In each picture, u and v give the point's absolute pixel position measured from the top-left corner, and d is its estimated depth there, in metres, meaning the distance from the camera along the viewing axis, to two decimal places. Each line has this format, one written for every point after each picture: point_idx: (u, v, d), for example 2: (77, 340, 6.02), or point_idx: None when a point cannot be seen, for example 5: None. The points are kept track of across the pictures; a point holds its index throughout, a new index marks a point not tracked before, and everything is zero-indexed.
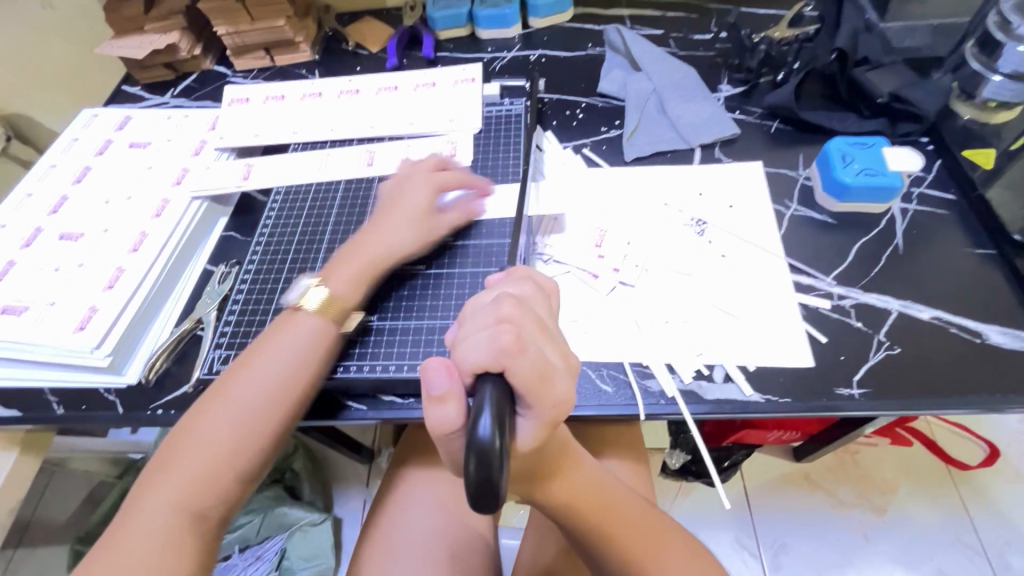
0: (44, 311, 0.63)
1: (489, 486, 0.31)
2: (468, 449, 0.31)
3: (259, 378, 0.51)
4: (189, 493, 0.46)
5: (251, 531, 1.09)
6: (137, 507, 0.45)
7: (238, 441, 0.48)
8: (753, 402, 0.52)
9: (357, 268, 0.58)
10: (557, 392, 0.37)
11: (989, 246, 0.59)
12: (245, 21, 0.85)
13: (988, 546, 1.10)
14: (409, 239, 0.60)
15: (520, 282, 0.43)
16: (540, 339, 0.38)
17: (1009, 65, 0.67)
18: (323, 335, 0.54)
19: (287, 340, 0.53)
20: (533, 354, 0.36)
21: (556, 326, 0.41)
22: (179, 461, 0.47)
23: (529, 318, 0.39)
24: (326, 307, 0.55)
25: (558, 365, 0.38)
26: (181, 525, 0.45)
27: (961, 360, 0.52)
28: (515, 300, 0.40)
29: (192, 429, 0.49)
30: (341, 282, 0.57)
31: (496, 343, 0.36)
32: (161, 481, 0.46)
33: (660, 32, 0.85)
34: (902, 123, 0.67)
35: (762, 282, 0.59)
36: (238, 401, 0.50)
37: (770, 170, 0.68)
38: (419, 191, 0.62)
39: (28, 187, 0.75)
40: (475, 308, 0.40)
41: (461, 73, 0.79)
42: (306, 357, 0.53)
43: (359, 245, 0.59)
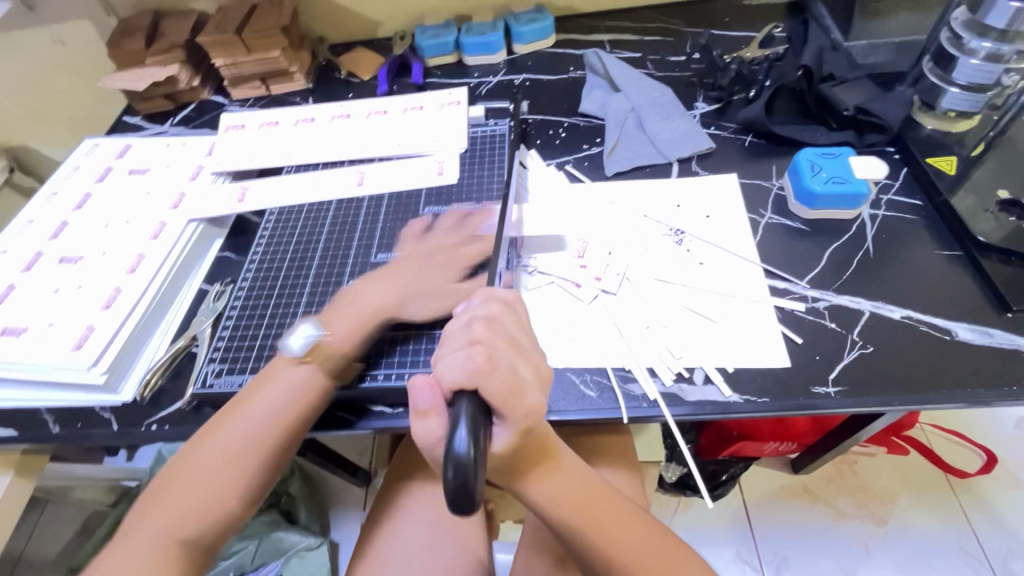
0: (43, 331, 0.65)
1: (467, 492, 0.32)
2: (446, 460, 0.32)
3: (253, 419, 0.54)
4: (177, 525, 0.49)
5: (246, 558, 1.07)
6: (131, 533, 0.49)
7: (226, 476, 0.52)
8: (732, 403, 0.54)
9: (356, 319, 0.60)
10: (527, 403, 0.39)
11: (957, 248, 0.62)
12: (241, 53, 0.89)
13: (991, 555, 1.09)
14: (425, 289, 0.62)
15: (487, 302, 0.43)
16: (514, 357, 0.40)
17: (963, 77, 0.68)
18: (315, 381, 0.56)
19: (280, 380, 0.56)
20: (505, 372, 0.38)
21: (529, 342, 0.43)
22: (174, 492, 0.51)
23: (500, 337, 0.40)
24: (320, 359, 0.57)
25: (529, 381, 0.40)
26: (168, 556, 0.48)
27: (932, 357, 0.54)
28: (487, 320, 0.41)
29: (188, 463, 0.52)
30: (342, 332, 0.59)
31: (470, 363, 0.37)
32: (153, 513, 0.50)
33: (638, 55, 0.89)
34: (869, 133, 0.71)
35: (739, 288, 0.61)
36: (228, 438, 0.53)
37: (745, 181, 0.71)
38: (447, 237, 0.66)
39: (31, 214, 0.78)
40: (452, 330, 0.41)
41: (448, 96, 0.82)
42: (296, 397, 0.55)
43: (358, 294, 0.63)
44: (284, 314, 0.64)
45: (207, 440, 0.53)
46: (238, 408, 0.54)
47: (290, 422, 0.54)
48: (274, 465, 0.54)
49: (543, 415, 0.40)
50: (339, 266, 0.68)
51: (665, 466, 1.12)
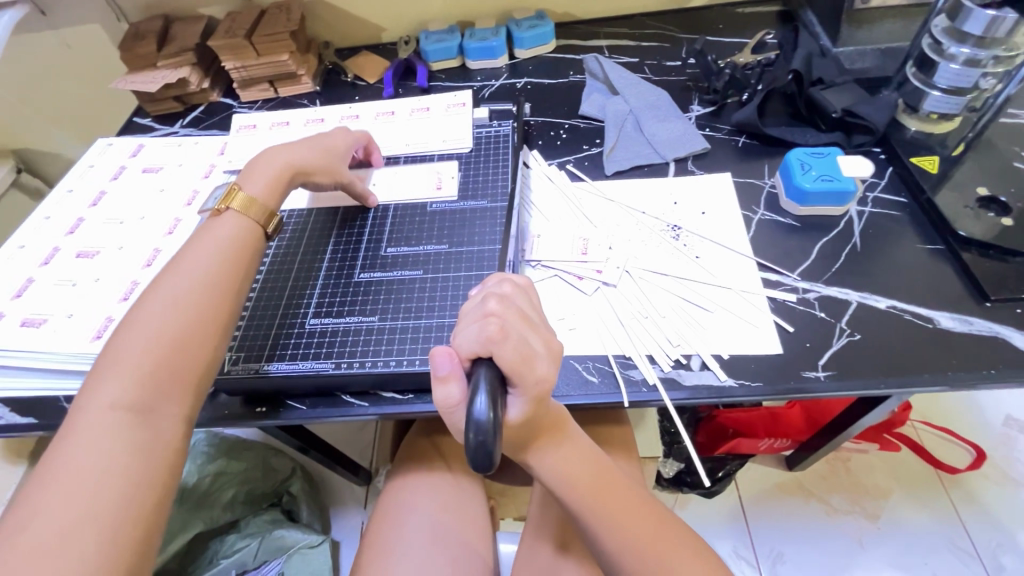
0: (62, 322, 0.67)
1: (486, 453, 0.35)
2: (468, 424, 0.35)
3: (183, 278, 0.53)
4: (139, 383, 0.46)
5: (248, 555, 1.05)
6: (82, 408, 0.45)
7: (180, 330, 0.50)
8: (727, 387, 0.56)
9: (274, 176, 0.63)
10: (539, 372, 0.41)
11: (939, 242, 0.65)
12: (251, 56, 0.92)
13: (980, 548, 1.12)
14: (308, 153, 0.67)
15: (501, 282, 0.45)
16: (525, 329, 0.42)
17: (944, 81, 0.72)
18: (248, 228, 0.60)
19: (209, 238, 0.57)
20: (515, 341, 0.40)
21: (539, 316, 0.44)
22: (121, 362, 0.47)
23: (512, 311, 0.42)
24: (246, 206, 0.60)
25: (541, 352, 0.42)
26: (141, 415, 0.45)
27: (916, 344, 0.57)
28: (499, 296, 0.43)
29: (123, 336, 0.49)
30: (260, 186, 0.62)
31: (484, 334, 0.40)
32: (105, 382, 0.46)
33: (636, 60, 0.93)
34: (856, 134, 0.74)
35: (734, 280, 0.64)
36: (168, 299, 0.51)
37: (739, 180, 0.74)
38: (333, 132, 0.72)
39: (47, 211, 0.80)
40: (468, 308, 0.44)
41: (453, 99, 0.85)
42: (233, 245, 0.58)
43: (264, 158, 0.65)
44: (296, 306, 0.66)
45: (144, 305, 0.51)
46: (169, 275, 0.54)
47: (230, 274, 0.56)
48: (225, 318, 0.54)
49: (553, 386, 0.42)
50: (349, 258, 0.70)
51: (664, 462, 1.15)
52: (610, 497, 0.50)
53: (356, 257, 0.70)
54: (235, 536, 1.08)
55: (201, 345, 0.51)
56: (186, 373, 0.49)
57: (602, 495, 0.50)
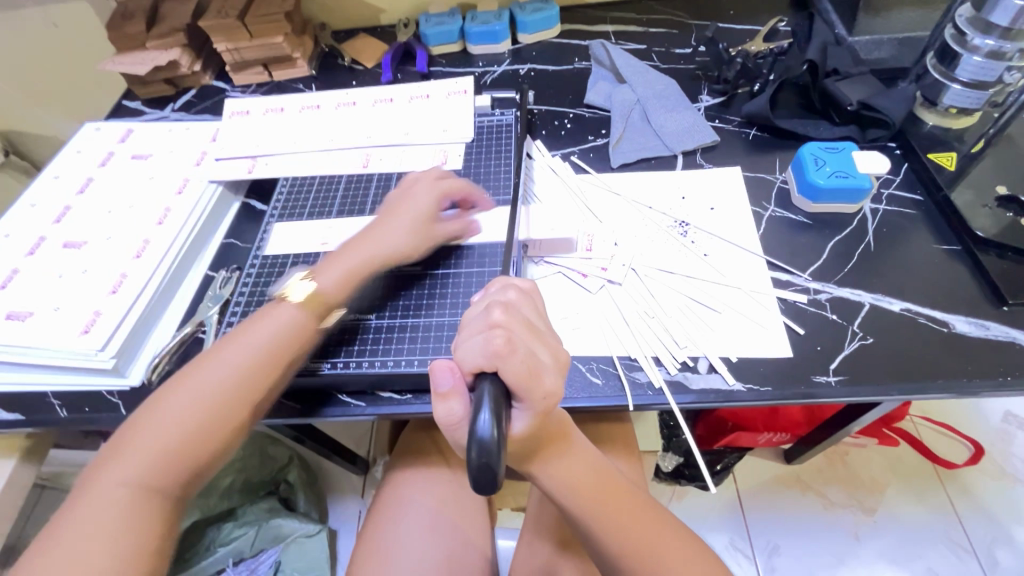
0: (49, 316, 0.65)
1: (490, 472, 0.33)
2: (470, 440, 0.33)
3: (224, 361, 0.53)
4: (147, 471, 0.47)
5: (246, 544, 1.06)
6: (93, 484, 0.46)
7: (203, 420, 0.50)
8: (736, 391, 0.55)
9: (348, 268, 0.60)
10: (546, 385, 0.39)
11: (955, 242, 0.63)
12: (244, 38, 0.88)
13: (975, 543, 1.13)
14: (397, 244, 0.62)
15: (504, 290, 0.45)
16: (531, 340, 0.41)
17: (966, 74, 0.69)
18: (302, 324, 0.57)
19: (264, 323, 0.56)
20: (523, 354, 0.39)
21: (543, 326, 0.44)
22: (137, 441, 0.48)
23: (517, 321, 0.41)
24: (310, 301, 0.58)
25: (548, 363, 0.40)
26: (139, 503, 0.46)
27: (930, 349, 0.55)
28: (504, 305, 0.42)
29: (156, 411, 0.50)
30: (332, 280, 0.59)
31: (489, 347, 0.38)
32: (119, 459, 0.47)
33: (644, 47, 0.89)
34: (871, 129, 0.72)
35: (743, 279, 0.62)
36: (204, 382, 0.51)
37: (749, 174, 0.72)
38: (420, 198, 0.64)
39: (33, 198, 0.77)
40: (470, 318, 0.43)
41: (454, 85, 0.82)
42: (280, 337, 0.55)
43: (356, 245, 0.62)
44: None
45: (180, 385, 0.51)
46: (212, 355, 0.53)
47: (264, 367, 0.54)
48: (252, 411, 0.53)
49: (560, 398, 0.41)
50: None
51: (663, 456, 1.14)
52: (614, 503, 0.49)
53: None
54: (230, 523, 1.07)
55: (214, 437, 0.50)
56: (191, 465, 0.49)
57: (607, 503, 0.48)
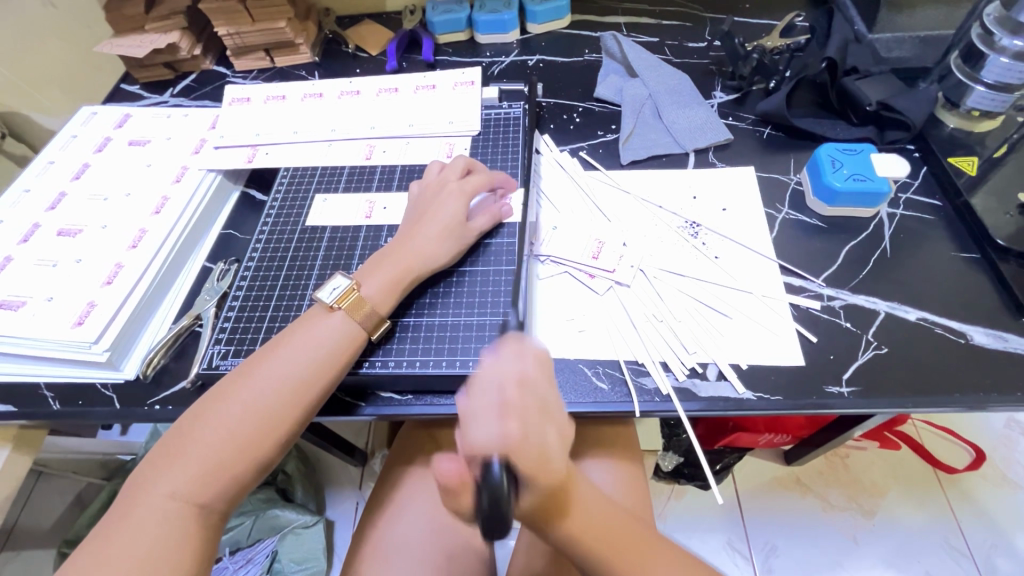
0: (42, 306, 0.63)
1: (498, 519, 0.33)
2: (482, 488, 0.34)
3: (277, 373, 0.51)
4: (195, 486, 0.46)
5: (242, 534, 1.08)
6: (141, 494, 0.45)
7: (248, 439, 0.48)
8: (745, 400, 0.53)
9: (390, 274, 0.57)
10: (554, 469, 0.39)
11: (974, 250, 0.61)
12: (245, 22, 0.86)
13: (974, 549, 1.12)
14: (441, 249, 0.60)
15: (520, 356, 0.43)
16: (542, 418, 0.40)
17: (992, 75, 0.67)
18: (349, 336, 0.54)
19: (309, 336, 0.53)
20: (535, 442, 0.37)
21: (555, 400, 0.43)
22: (187, 451, 0.47)
23: (531, 399, 0.40)
24: (358, 308, 0.55)
25: (556, 443, 0.40)
26: (186, 521, 0.45)
27: (947, 360, 0.54)
28: (517, 380, 0.41)
29: (206, 420, 0.49)
30: (376, 287, 0.57)
31: (502, 432, 0.36)
32: (167, 470, 0.46)
33: (656, 39, 0.87)
34: (890, 130, 0.69)
35: (755, 283, 0.61)
36: (253, 399, 0.49)
37: (763, 175, 0.70)
38: (454, 200, 0.62)
39: (27, 183, 0.75)
40: (483, 380, 0.41)
41: (460, 76, 0.79)
42: (329, 352, 0.53)
43: (393, 251, 0.59)
44: (291, 296, 0.63)
45: (229, 396, 0.50)
46: (264, 364, 0.51)
47: (316, 381, 0.51)
48: (296, 430, 0.51)
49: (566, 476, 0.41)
50: (349, 246, 0.67)
51: (662, 455, 1.13)
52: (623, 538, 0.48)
53: (356, 245, 0.67)
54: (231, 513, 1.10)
55: (263, 453, 0.49)
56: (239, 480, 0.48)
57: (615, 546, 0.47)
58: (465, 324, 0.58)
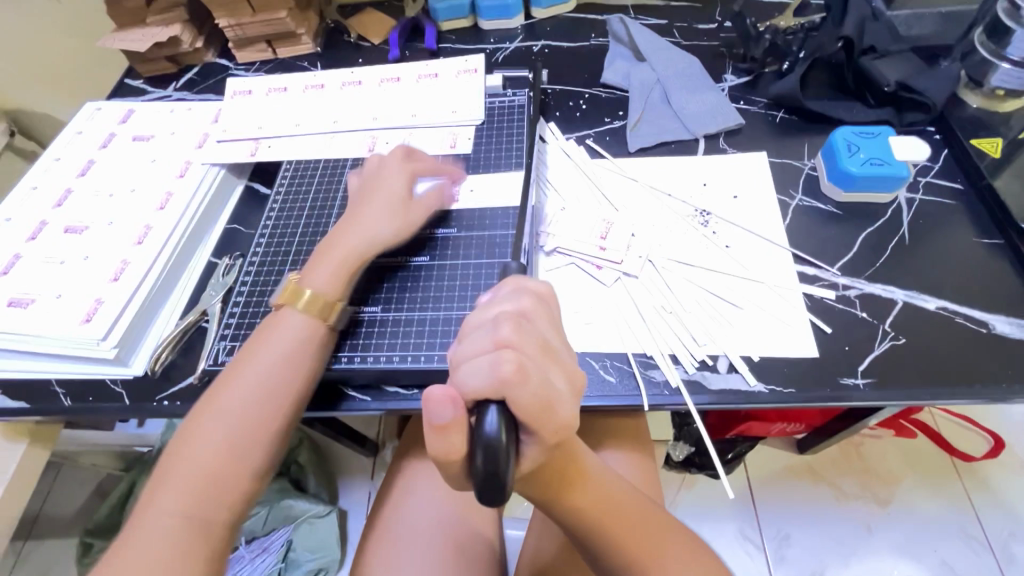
0: (50, 303, 0.63)
1: (493, 483, 0.32)
2: (477, 444, 0.33)
3: (251, 377, 0.51)
4: (192, 499, 0.45)
5: (257, 524, 1.09)
6: (141, 518, 0.44)
7: (234, 443, 0.48)
8: (757, 393, 0.52)
9: (337, 261, 0.57)
10: (560, 418, 0.36)
11: (997, 235, 0.59)
12: (246, 13, 0.84)
13: (991, 537, 1.10)
14: (384, 231, 0.59)
15: (516, 296, 0.40)
16: (544, 362, 0.37)
17: (1018, 52, 0.66)
18: (309, 330, 0.54)
19: (272, 341, 0.53)
20: (536, 385, 0.35)
21: (561, 342, 0.40)
22: (177, 470, 0.46)
23: (531, 341, 0.37)
24: (309, 302, 0.54)
25: (563, 390, 0.37)
26: (190, 533, 0.44)
27: (968, 350, 0.52)
28: (514, 321, 0.38)
29: (187, 440, 0.48)
30: (325, 278, 0.56)
31: (496, 372, 0.35)
32: (161, 492, 0.45)
33: (664, 22, 0.84)
34: (908, 112, 0.67)
35: (768, 271, 0.59)
36: (206, 432, 0.48)
37: (776, 160, 0.68)
38: (392, 180, 0.61)
39: (34, 180, 0.76)
40: (475, 327, 0.39)
41: (463, 64, 0.78)
42: (296, 354, 0.53)
43: (333, 241, 0.58)
44: None
45: (205, 412, 0.49)
46: (236, 375, 0.51)
47: (291, 378, 0.52)
48: (282, 427, 0.51)
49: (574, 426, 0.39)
50: None
51: (673, 445, 1.11)
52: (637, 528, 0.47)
53: None
54: None
55: (253, 456, 0.48)
56: (238, 485, 0.47)
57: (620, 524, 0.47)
58: (468, 317, 0.58)
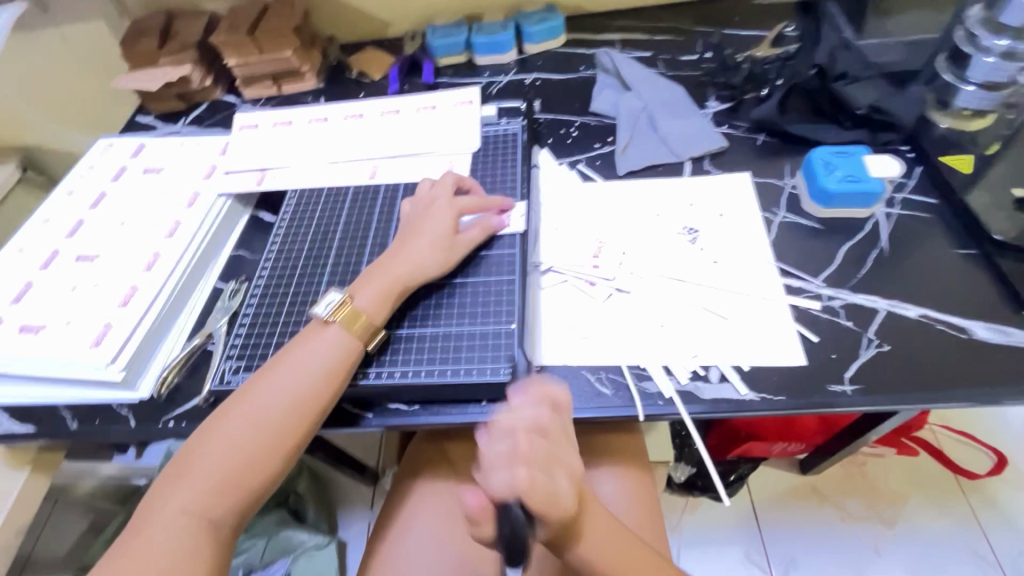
0: (61, 329, 0.65)
1: (514, 560, 0.39)
2: (500, 524, 0.39)
3: (279, 387, 0.53)
4: (205, 500, 0.47)
5: (255, 557, 1.07)
6: (157, 509, 0.47)
7: (253, 453, 0.50)
8: (748, 401, 0.54)
9: (383, 285, 0.59)
10: (564, 508, 0.43)
11: (972, 246, 0.62)
12: (254, 53, 0.89)
13: (1001, 556, 1.09)
14: (432, 261, 0.61)
15: (537, 406, 0.45)
16: (554, 468, 0.43)
17: (980, 75, 0.70)
18: (344, 349, 0.55)
19: (305, 352, 0.55)
20: (546, 491, 0.41)
21: (569, 445, 0.46)
22: (196, 468, 0.49)
23: (545, 448, 0.43)
24: (351, 321, 0.57)
25: (568, 489, 0.43)
26: (196, 532, 0.46)
27: (949, 356, 0.54)
28: (535, 428, 0.44)
29: (213, 437, 0.50)
30: (370, 298, 0.58)
31: (517, 482, 0.40)
32: (179, 486, 0.48)
33: (649, 54, 0.89)
34: (882, 132, 0.71)
35: (755, 285, 0.61)
36: (229, 435, 0.50)
37: (759, 180, 0.71)
38: (443, 215, 0.64)
39: (47, 213, 0.79)
40: (499, 428, 0.44)
41: (460, 95, 0.82)
42: (324, 371, 0.54)
43: (386, 264, 0.61)
44: (299, 313, 0.65)
45: (232, 413, 0.51)
46: (267, 380, 0.53)
47: (315, 393, 0.53)
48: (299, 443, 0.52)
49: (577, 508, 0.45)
50: (354, 263, 0.69)
51: (674, 466, 1.11)
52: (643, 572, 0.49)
53: (361, 261, 0.69)
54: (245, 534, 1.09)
55: (268, 467, 0.50)
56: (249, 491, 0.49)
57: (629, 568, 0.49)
58: (468, 333, 0.59)
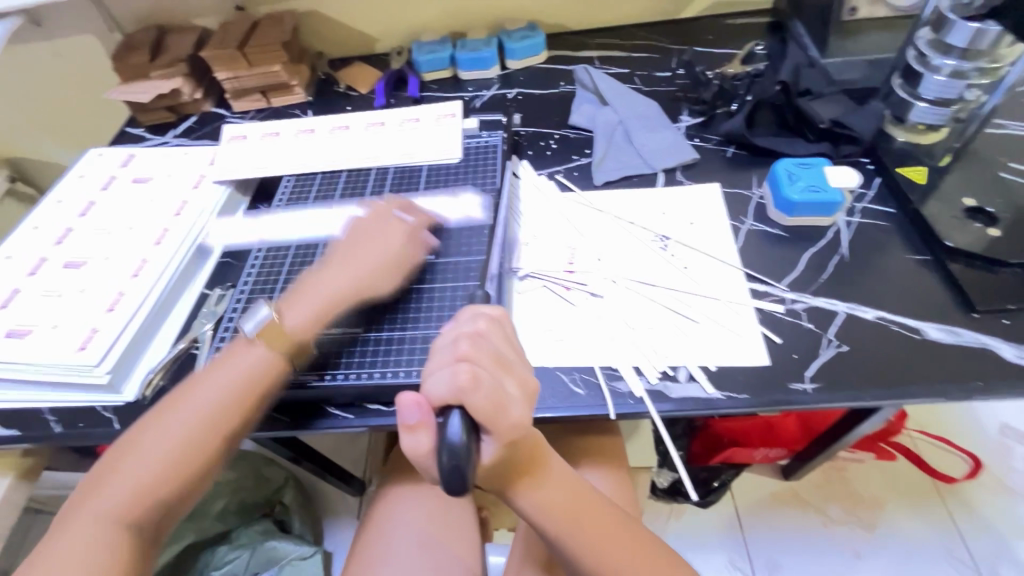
0: (47, 333, 0.66)
1: (458, 473, 0.38)
2: (440, 447, 0.38)
3: (217, 388, 0.55)
4: (137, 490, 0.49)
5: (238, 567, 1.03)
6: (94, 498, 0.49)
7: (191, 446, 0.52)
8: (715, 399, 0.56)
9: (323, 299, 0.61)
10: (513, 418, 0.42)
11: (926, 252, 0.65)
12: (244, 67, 0.92)
13: (977, 558, 1.11)
14: (377, 276, 0.63)
15: (474, 318, 0.46)
16: (497, 372, 0.43)
17: (930, 92, 0.74)
18: (279, 354, 0.57)
19: (241, 357, 0.57)
20: (488, 390, 0.41)
21: (517, 356, 0.45)
22: (133, 460, 0.51)
23: (485, 353, 0.43)
24: (276, 333, 0.58)
25: (515, 395, 0.43)
26: (122, 522, 0.48)
27: (904, 355, 0.57)
28: (470, 337, 0.44)
29: (151, 432, 0.53)
30: (301, 314, 0.60)
31: (454, 381, 0.40)
32: (114, 477, 0.50)
33: (626, 70, 0.93)
34: (844, 145, 0.74)
35: (722, 289, 0.64)
36: (168, 431, 0.52)
37: (728, 190, 0.74)
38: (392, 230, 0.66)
39: (36, 221, 0.80)
40: (440, 346, 0.44)
41: (444, 109, 0.85)
42: (261, 373, 0.56)
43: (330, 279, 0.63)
44: None
45: (171, 409, 0.54)
46: (203, 382, 0.55)
47: (250, 393, 0.55)
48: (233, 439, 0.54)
49: (530, 426, 0.44)
50: None
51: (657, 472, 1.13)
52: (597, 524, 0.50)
53: None
54: (225, 547, 1.06)
55: (201, 460, 0.52)
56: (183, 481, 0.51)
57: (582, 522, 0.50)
58: None
